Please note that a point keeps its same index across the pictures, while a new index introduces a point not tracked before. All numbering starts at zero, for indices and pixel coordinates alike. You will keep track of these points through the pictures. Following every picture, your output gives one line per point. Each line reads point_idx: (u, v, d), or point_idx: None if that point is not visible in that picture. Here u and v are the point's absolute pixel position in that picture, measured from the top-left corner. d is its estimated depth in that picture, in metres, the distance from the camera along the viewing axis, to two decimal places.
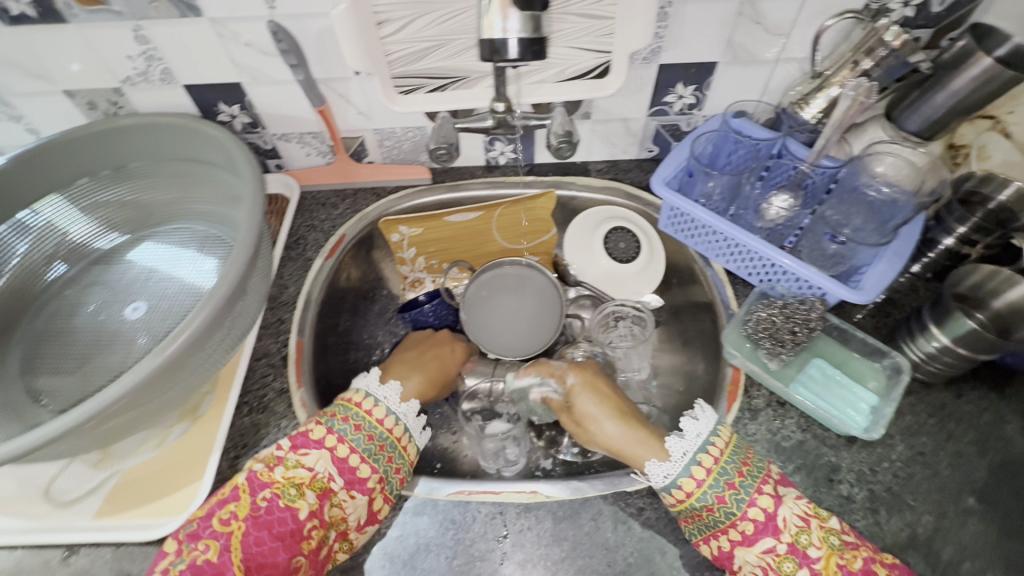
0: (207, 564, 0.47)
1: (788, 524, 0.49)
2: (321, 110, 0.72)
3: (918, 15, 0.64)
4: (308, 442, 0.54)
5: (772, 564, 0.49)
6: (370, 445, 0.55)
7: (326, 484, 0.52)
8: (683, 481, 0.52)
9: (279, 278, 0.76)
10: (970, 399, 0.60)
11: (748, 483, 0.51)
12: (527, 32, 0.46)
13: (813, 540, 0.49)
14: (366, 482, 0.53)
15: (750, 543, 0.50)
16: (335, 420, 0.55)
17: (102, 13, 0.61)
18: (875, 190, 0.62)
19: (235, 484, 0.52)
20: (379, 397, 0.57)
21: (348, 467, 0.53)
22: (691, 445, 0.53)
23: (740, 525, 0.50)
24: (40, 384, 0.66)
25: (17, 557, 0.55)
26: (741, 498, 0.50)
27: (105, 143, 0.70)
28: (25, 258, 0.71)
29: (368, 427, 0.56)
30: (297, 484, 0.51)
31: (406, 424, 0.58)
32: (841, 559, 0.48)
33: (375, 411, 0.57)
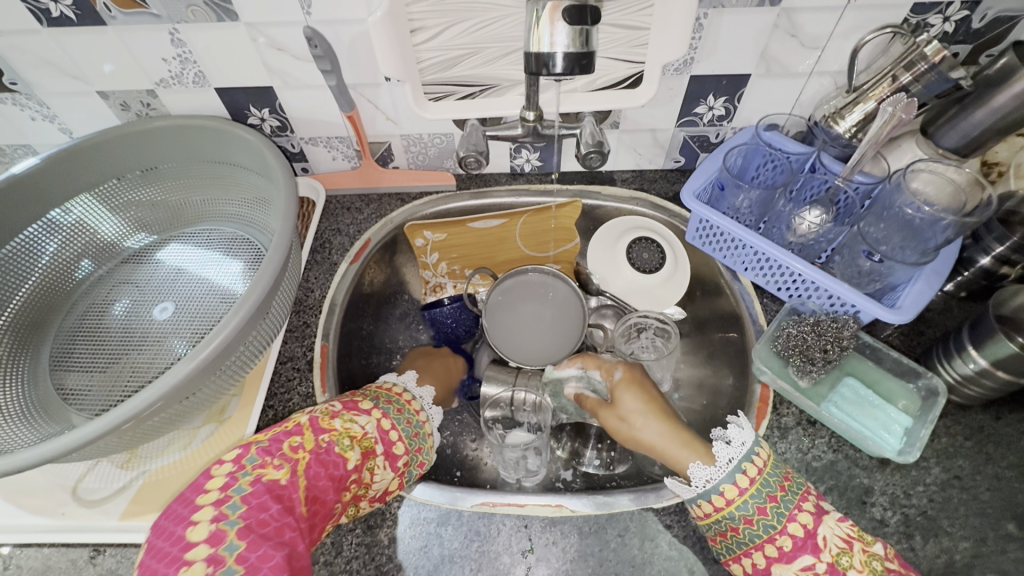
0: (275, 483, 0.49)
1: (829, 544, 0.47)
2: (350, 115, 0.72)
3: (957, 30, 0.63)
4: (358, 408, 0.57)
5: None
6: (409, 427, 0.58)
7: (371, 445, 0.55)
8: (725, 488, 0.51)
9: (305, 281, 0.75)
10: (1009, 422, 0.59)
11: (789, 498, 0.50)
12: (576, 46, 0.45)
13: (854, 563, 0.46)
14: (398, 459, 0.56)
15: (787, 560, 0.48)
16: (381, 399, 0.59)
17: (141, 15, 0.61)
18: (914, 210, 0.57)
19: (298, 422, 0.54)
20: (418, 394, 0.63)
21: (389, 438, 0.56)
22: (737, 453, 0.52)
23: (778, 541, 0.49)
24: (69, 382, 0.66)
25: (45, 556, 0.55)
26: (782, 512, 0.49)
27: (138, 145, 0.71)
28: (56, 257, 0.72)
29: (407, 412, 0.60)
30: (352, 437, 0.54)
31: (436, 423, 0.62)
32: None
33: (413, 403, 0.62)
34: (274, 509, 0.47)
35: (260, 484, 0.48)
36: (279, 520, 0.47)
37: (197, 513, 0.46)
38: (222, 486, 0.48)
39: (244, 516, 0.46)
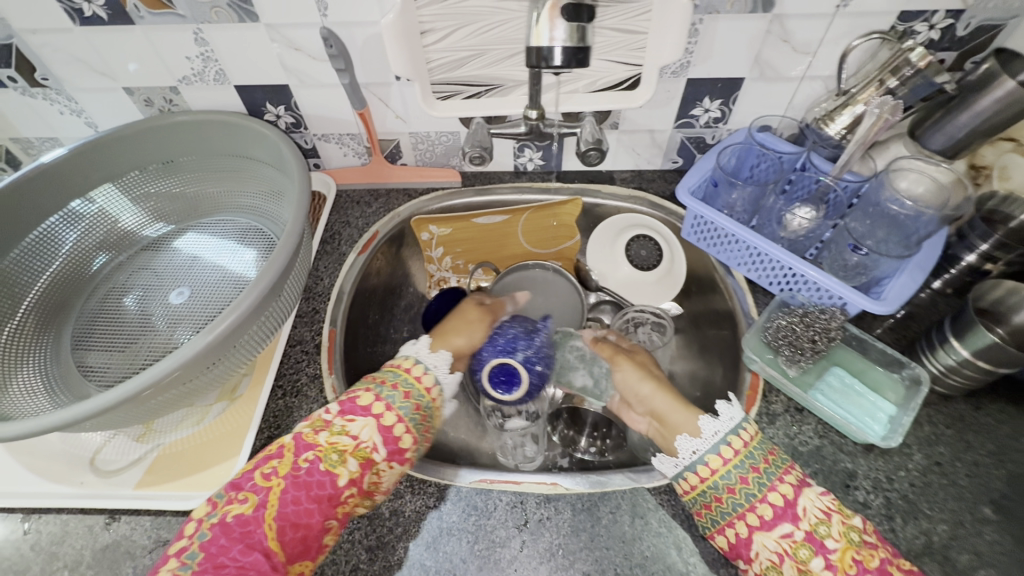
0: (240, 518, 0.49)
1: (808, 514, 0.50)
2: (361, 113, 0.75)
3: (943, 38, 0.66)
4: (356, 409, 0.56)
5: (789, 550, 0.49)
6: (415, 416, 0.58)
7: (368, 454, 0.54)
8: (710, 458, 0.54)
9: (315, 270, 0.79)
10: (989, 412, 0.62)
11: (771, 470, 0.52)
12: (572, 41, 0.48)
13: (831, 532, 0.49)
14: (405, 453, 0.56)
15: (768, 527, 0.50)
16: (384, 387, 0.58)
17: (168, 16, 0.65)
18: (898, 205, 0.61)
19: (280, 442, 0.54)
20: (430, 365, 0.62)
21: (393, 437, 0.56)
22: (724, 425, 0.55)
23: (759, 509, 0.51)
24: (89, 361, 0.69)
25: (63, 521, 0.58)
26: (764, 482, 0.52)
27: (159, 138, 0.75)
28: (78, 243, 0.76)
29: (415, 395, 0.59)
30: (340, 450, 0.53)
31: (445, 392, 0.62)
32: (858, 554, 0.47)
33: (423, 379, 0.61)
34: (236, 549, 0.47)
35: (220, 526, 0.48)
36: (240, 561, 0.47)
37: (162, 564, 0.47)
38: (189, 533, 0.48)
39: (201, 562, 0.46)
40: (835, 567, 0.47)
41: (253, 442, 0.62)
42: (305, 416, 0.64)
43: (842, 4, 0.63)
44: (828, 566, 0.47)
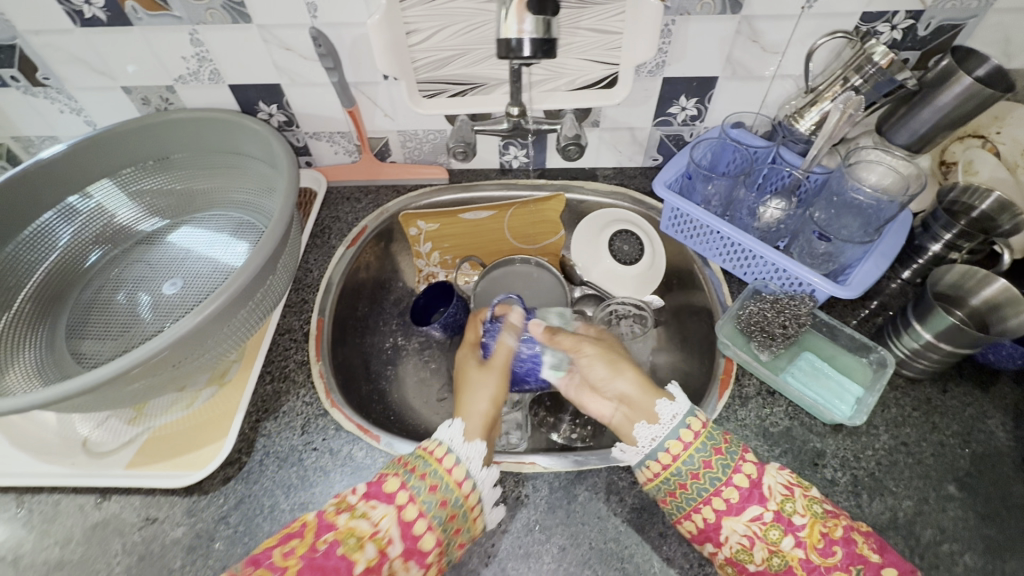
0: None
1: (773, 492, 0.52)
2: (351, 111, 0.78)
3: (905, 38, 0.70)
4: (381, 494, 0.53)
5: (759, 532, 0.51)
6: (441, 512, 0.52)
7: (384, 545, 0.50)
8: (670, 444, 0.55)
9: (304, 263, 0.81)
10: (955, 394, 0.64)
11: (732, 451, 0.54)
12: (539, 32, 0.51)
13: (797, 508, 0.51)
14: (425, 556, 0.51)
15: (737, 511, 0.52)
16: (412, 474, 0.54)
17: (164, 17, 0.68)
18: (861, 194, 0.63)
19: (304, 521, 0.52)
20: (461, 456, 0.55)
21: (412, 533, 0.51)
22: (681, 408, 0.57)
23: (725, 492, 0.53)
24: (84, 348, 0.72)
25: (55, 500, 0.60)
26: (727, 464, 0.54)
27: (154, 135, 0.78)
28: (75, 238, 0.78)
29: (443, 489, 0.53)
30: (358, 536, 0.50)
31: (481, 492, 0.55)
32: (824, 526, 0.50)
33: (454, 471, 0.55)
34: None
35: None
36: None
37: None
38: None
39: None
40: (803, 543, 0.50)
41: (241, 424, 0.64)
42: (293, 401, 0.66)
43: (807, 5, 0.66)
44: (797, 542, 0.50)
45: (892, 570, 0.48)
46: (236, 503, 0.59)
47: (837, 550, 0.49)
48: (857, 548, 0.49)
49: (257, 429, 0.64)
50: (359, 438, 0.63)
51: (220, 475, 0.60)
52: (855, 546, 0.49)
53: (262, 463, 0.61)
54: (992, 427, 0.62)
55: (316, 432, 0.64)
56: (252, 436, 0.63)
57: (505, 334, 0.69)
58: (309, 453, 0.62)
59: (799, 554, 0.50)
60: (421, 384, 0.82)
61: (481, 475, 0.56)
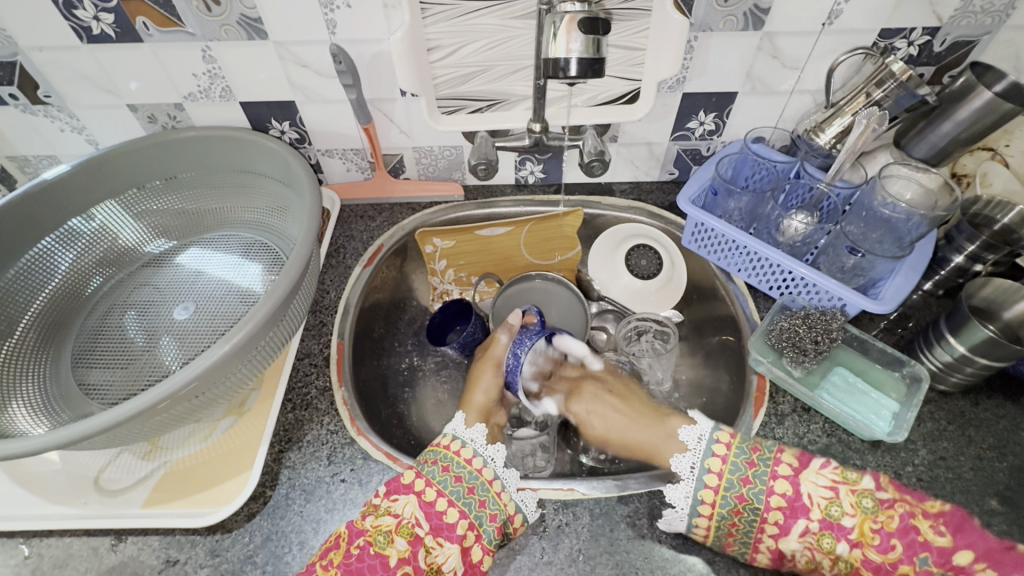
0: None
1: (814, 500, 0.52)
2: (367, 128, 0.76)
3: (921, 54, 0.70)
4: (398, 489, 0.56)
5: (814, 543, 0.52)
6: (459, 488, 0.56)
7: (413, 530, 0.53)
8: (703, 496, 0.55)
9: (320, 284, 0.79)
10: (987, 407, 0.64)
11: (762, 472, 0.54)
12: (589, 53, 0.52)
13: (844, 509, 0.52)
14: (454, 528, 0.54)
15: (786, 531, 0.53)
16: (426, 463, 0.58)
17: (176, 34, 0.66)
18: (891, 208, 0.64)
19: (336, 533, 0.54)
20: (467, 439, 0.59)
21: (437, 512, 0.54)
22: (699, 455, 0.57)
23: (771, 517, 0.53)
24: (90, 379, 0.68)
25: (67, 544, 0.57)
26: (760, 490, 0.54)
27: (161, 155, 0.75)
28: (76, 263, 0.75)
29: (456, 468, 0.57)
30: (386, 531, 0.52)
31: (495, 467, 0.58)
32: (876, 522, 0.51)
33: (463, 452, 0.58)
34: None
35: None
36: None
37: None
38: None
39: None
40: (859, 544, 0.50)
41: (264, 456, 0.62)
42: (317, 430, 0.64)
43: (828, 22, 0.66)
44: (853, 544, 0.51)
45: (966, 554, 0.47)
46: (263, 541, 0.57)
47: (896, 543, 0.49)
48: (917, 535, 0.49)
49: (280, 460, 0.62)
50: (388, 467, 0.62)
51: (244, 511, 0.58)
52: (915, 534, 0.49)
53: (289, 497, 0.59)
54: None
55: (343, 462, 0.62)
56: (275, 468, 0.61)
57: (499, 332, 0.73)
58: (337, 485, 0.60)
59: (860, 555, 0.50)
60: (439, 407, 0.79)
61: (490, 452, 0.59)
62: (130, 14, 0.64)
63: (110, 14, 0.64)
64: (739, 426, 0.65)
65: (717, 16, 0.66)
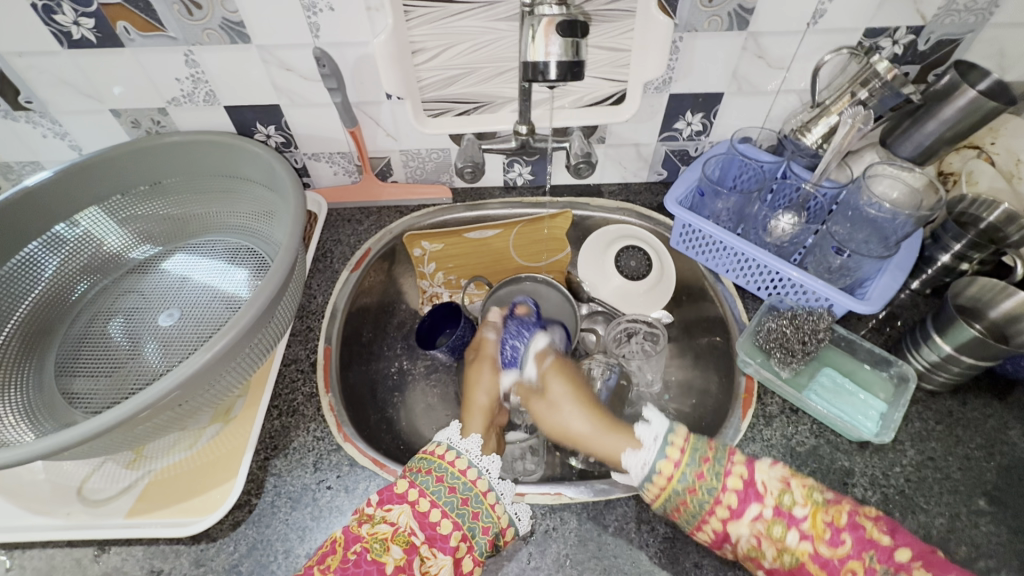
0: None
1: (769, 488, 0.53)
2: (353, 131, 0.76)
3: (906, 53, 0.70)
4: (393, 497, 0.55)
5: (764, 530, 0.51)
6: (452, 498, 0.55)
7: (408, 539, 0.53)
8: (663, 465, 0.54)
9: (307, 288, 0.79)
10: (975, 406, 0.64)
11: (720, 457, 0.55)
12: (569, 56, 0.52)
13: (796, 500, 0.52)
14: (448, 540, 0.53)
15: (738, 516, 0.52)
16: (420, 472, 0.57)
17: (158, 38, 0.66)
18: (876, 208, 0.64)
19: (333, 538, 0.54)
20: (461, 449, 0.59)
21: (430, 522, 0.54)
22: (660, 428, 0.56)
23: (725, 500, 0.52)
24: (75, 388, 0.68)
25: (50, 555, 0.56)
26: (718, 471, 0.54)
27: (145, 160, 0.74)
28: (59, 270, 0.74)
29: (450, 478, 0.57)
30: (382, 539, 0.52)
31: (489, 478, 0.58)
32: (827, 515, 0.51)
33: (458, 462, 0.58)
34: None
35: None
36: None
37: None
38: None
39: None
40: (809, 536, 0.50)
41: (250, 463, 0.61)
42: (303, 437, 0.64)
43: (813, 22, 0.66)
44: (803, 535, 0.50)
45: (906, 551, 0.48)
46: (248, 550, 0.56)
47: (845, 538, 0.49)
48: (865, 533, 0.49)
49: (266, 468, 0.62)
50: (375, 474, 0.61)
51: (229, 520, 0.58)
52: (862, 530, 0.49)
53: (274, 505, 0.59)
54: (1014, 437, 0.62)
55: (329, 469, 0.62)
56: (261, 475, 0.61)
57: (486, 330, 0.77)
58: (323, 493, 0.60)
59: (808, 547, 0.50)
60: (428, 411, 0.79)
61: (484, 464, 0.59)
62: (110, 19, 0.64)
63: (90, 19, 0.63)
64: (728, 427, 0.65)
65: (702, 17, 0.65)
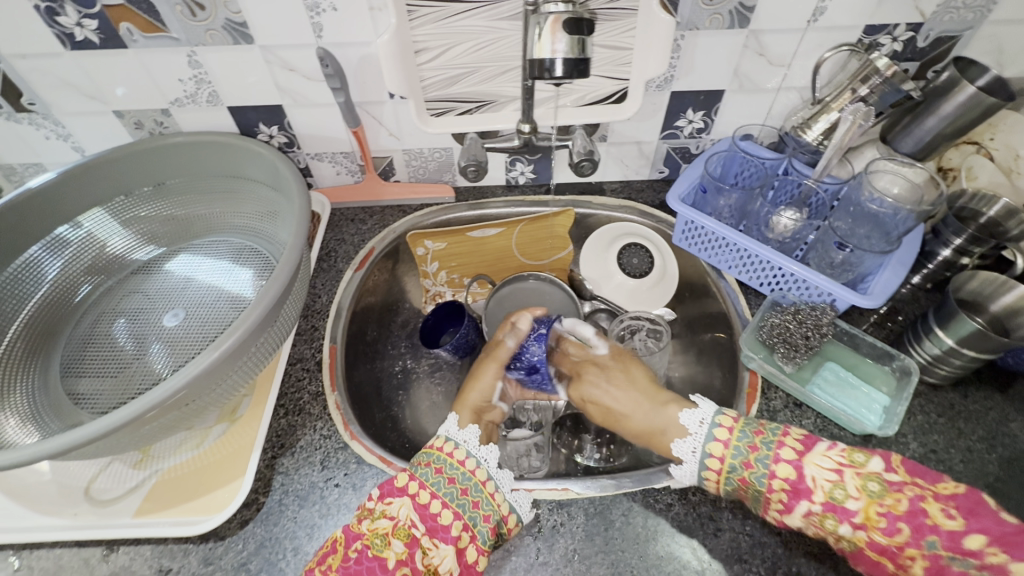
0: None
1: (818, 483, 0.52)
2: (356, 131, 0.76)
3: (905, 49, 0.70)
4: (393, 490, 0.55)
5: (817, 523, 0.52)
6: (452, 489, 0.56)
7: (409, 532, 0.53)
8: (709, 464, 0.57)
9: (312, 288, 0.79)
10: (976, 398, 0.65)
11: (763, 456, 0.55)
12: (573, 53, 0.52)
13: (848, 492, 0.51)
14: (449, 530, 0.53)
15: (790, 510, 0.53)
16: (419, 464, 0.58)
17: (161, 39, 0.66)
18: (877, 204, 0.65)
19: (333, 536, 0.54)
20: (460, 440, 0.59)
21: (431, 514, 0.54)
22: (701, 438, 0.58)
23: (774, 496, 0.54)
24: (80, 389, 0.68)
25: (58, 555, 0.57)
26: (762, 471, 0.54)
27: (149, 161, 0.74)
28: (63, 271, 0.74)
29: (449, 470, 0.57)
30: (382, 534, 0.52)
31: (487, 466, 0.58)
32: (882, 506, 0.49)
33: (456, 453, 0.59)
34: None
35: None
36: None
37: None
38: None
39: None
40: (863, 527, 0.49)
41: (258, 462, 0.62)
42: (310, 435, 0.64)
43: (813, 19, 0.66)
44: (856, 527, 0.50)
45: (978, 538, 0.45)
46: (256, 548, 0.56)
47: (902, 526, 0.48)
48: (927, 519, 0.47)
49: (273, 466, 0.62)
50: (382, 471, 0.61)
51: (237, 519, 0.58)
52: (924, 517, 0.47)
53: (281, 503, 0.59)
54: (1016, 430, 0.63)
55: (336, 467, 0.62)
56: (268, 474, 0.61)
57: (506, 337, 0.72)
58: (330, 490, 0.60)
59: (864, 537, 0.49)
60: (433, 409, 0.79)
61: (483, 453, 0.59)
62: (114, 20, 0.64)
63: (93, 20, 0.64)
64: None
65: (703, 15, 0.66)
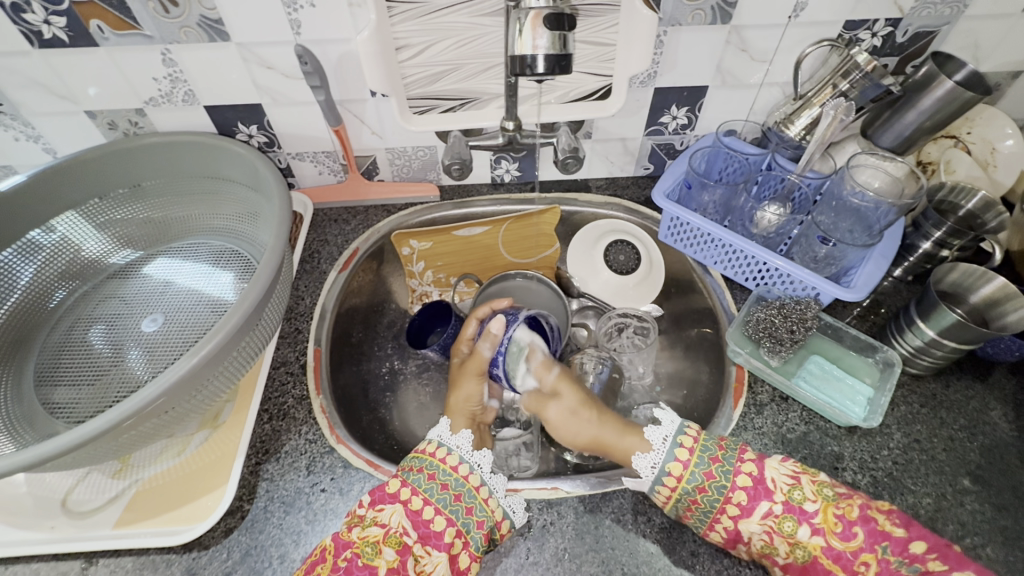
0: None
1: (778, 484, 0.53)
2: (337, 130, 0.74)
3: (884, 45, 0.71)
4: (385, 496, 0.55)
5: (775, 527, 0.52)
6: (445, 495, 0.55)
7: (401, 539, 0.52)
8: (671, 467, 0.55)
9: (295, 290, 0.77)
10: (957, 388, 0.66)
11: (729, 455, 0.56)
12: (556, 49, 0.52)
13: (807, 495, 0.53)
14: (442, 537, 0.53)
15: (748, 513, 0.53)
16: (411, 471, 0.57)
17: (133, 36, 0.64)
18: (859, 198, 0.65)
19: (322, 545, 0.53)
20: (453, 446, 0.58)
21: (423, 520, 0.54)
22: (669, 430, 0.57)
23: (734, 498, 0.53)
24: (56, 397, 0.66)
25: (34, 569, 0.55)
26: (727, 469, 0.55)
27: (123, 162, 0.72)
28: (36, 277, 0.72)
29: (442, 475, 0.56)
30: (374, 542, 0.52)
31: (481, 472, 0.57)
32: (838, 509, 0.52)
33: (449, 459, 0.58)
34: None
35: None
36: None
37: None
38: None
39: None
40: (821, 530, 0.51)
41: (242, 469, 0.60)
42: (295, 440, 0.63)
43: (794, 15, 0.67)
44: (814, 530, 0.51)
45: (920, 544, 0.49)
46: (241, 557, 0.55)
47: (857, 531, 0.50)
48: (877, 525, 0.50)
49: (257, 473, 0.61)
50: (369, 475, 0.61)
51: (221, 527, 0.57)
52: (875, 523, 0.50)
53: (267, 509, 0.58)
54: (995, 418, 0.64)
55: (323, 471, 0.61)
56: (253, 481, 0.60)
57: (482, 345, 0.68)
58: (317, 496, 0.59)
59: (821, 542, 0.51)
60: (421, 410, 0.78)
61: (476, 458, 0.58)
62: (83, 17, 0.62)
63: (61, 18, 0.62)
64: (719, 416, 0.66)
65: (685, 10, 0.66)
